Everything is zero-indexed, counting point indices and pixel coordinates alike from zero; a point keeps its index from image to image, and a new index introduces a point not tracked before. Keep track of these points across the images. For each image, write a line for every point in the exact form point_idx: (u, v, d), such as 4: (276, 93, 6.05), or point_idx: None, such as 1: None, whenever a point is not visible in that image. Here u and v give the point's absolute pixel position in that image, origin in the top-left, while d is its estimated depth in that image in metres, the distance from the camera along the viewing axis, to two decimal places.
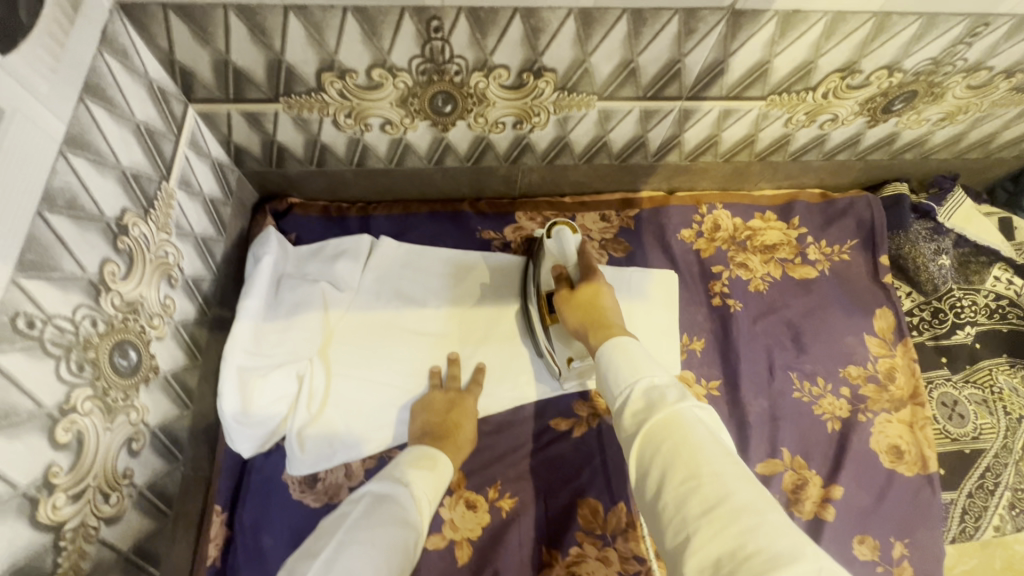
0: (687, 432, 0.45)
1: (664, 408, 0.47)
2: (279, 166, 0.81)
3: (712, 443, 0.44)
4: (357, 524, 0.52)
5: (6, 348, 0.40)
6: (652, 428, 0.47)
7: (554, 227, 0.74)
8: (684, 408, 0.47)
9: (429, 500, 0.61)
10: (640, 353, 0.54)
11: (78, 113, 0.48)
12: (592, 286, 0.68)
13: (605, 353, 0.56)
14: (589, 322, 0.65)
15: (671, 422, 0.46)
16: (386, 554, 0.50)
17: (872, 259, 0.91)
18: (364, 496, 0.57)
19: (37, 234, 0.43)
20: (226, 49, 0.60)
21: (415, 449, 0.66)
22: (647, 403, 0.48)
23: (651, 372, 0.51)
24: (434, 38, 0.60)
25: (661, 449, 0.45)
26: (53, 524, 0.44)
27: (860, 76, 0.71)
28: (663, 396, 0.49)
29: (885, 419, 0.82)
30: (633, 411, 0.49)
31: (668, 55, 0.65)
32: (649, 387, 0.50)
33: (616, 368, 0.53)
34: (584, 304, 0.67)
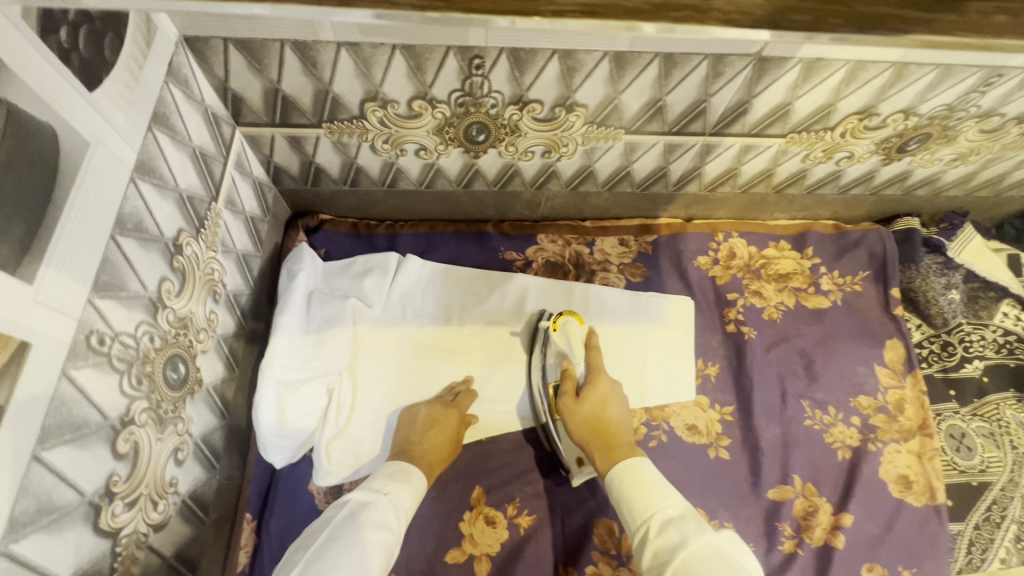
0: (714, 571, 0.49)
1: (688, 544, 0.52)
2: (314, 186, 0.84)
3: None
4: (341, 529, 0.57)
5: (81, 364, 0.43)
6: (681, 565, 0.51)
7: (562, 320, 0.83)
8: (707, 543, 0.52)
9: (409, 509, 0.64)
10: (654, 479, 0.60)
11: (146, 141, 0.51)
12: (598, 393, 0.75)
13: (617, 479, 0.62)
14: (599, 434, 0.70)
15: (698, 559, 0.51)
16: (366, 555, 0.56)
17: (884, 291, 0.94)
18: (346, 503, 0.61)
19: (110, 256, 0.46)
20: (278, 79, 0.63)
21: (391, 462, 0.68)
22: (668, 541, 0.54)
23: (662, 499, 0.58)
24: (475, 74, 0.64)
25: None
26: (111, 530, 0.47)
27: (877, 118, 0.74)
28: (683, 532, 0.54)
29: (893, 449, 0.84)
30: (658, 548, 0.54)
31: (695, 95, 0.68)
32: (668, 521, 0.56)
33: (627, 497, 0.60)
34: (589, 417, 0.72)
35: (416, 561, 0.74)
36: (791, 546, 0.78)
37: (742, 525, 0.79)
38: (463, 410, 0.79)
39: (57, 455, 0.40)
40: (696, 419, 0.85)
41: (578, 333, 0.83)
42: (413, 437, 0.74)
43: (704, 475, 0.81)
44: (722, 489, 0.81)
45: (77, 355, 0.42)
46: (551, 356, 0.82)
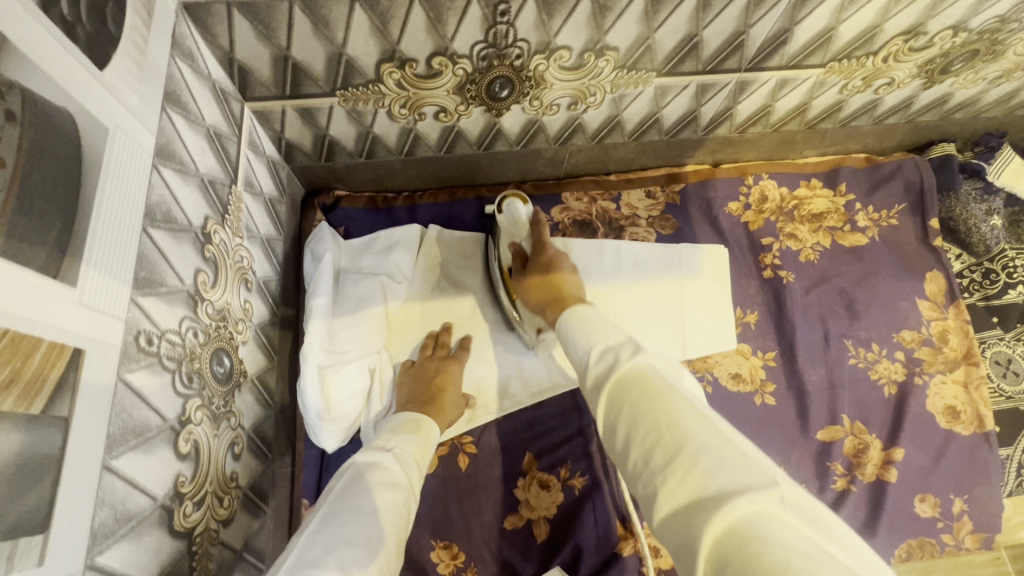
0: (647, 384, 0.43)
1: (621, 365, 0.46)
2: (329, 160, 0.80)
3: (671, 390, 0.42)
4: (343, 495, 0.51)
5: (135, 366, 0.40)
6: (615, 386, 0.46)
7: (505, 202, 0.80)
8: (643, 363, 0.46)
9: (418, 463, 0.60)
10: (597, 317, 0.55)
11: (162, 123, 0.47)
12: (544, 259, 0.72)
13: (565, 321, 0.57)
14: (547, 291, 0.67)
15: (635, 376, 0.45)
16: (378, 514, 0.49)
17: (921, 222, 0.91)
18: (348, 469, 0.55)
19: (145, 251, 0.43)
20: (288, 44, 0.58)
21: (395, 418, 0.65)
22: (605, 365, 0.48)
23: (604, 333, 0.51)
24: (499, 22, 0.59)
25: (625, 403, 0.44)
26: (185, 530, 0.46)
27: (924, 38, 0.70)
28: (618, 355, 0.48)
29: (939, 380, 0.83)
30: (597, 373, 0.48)
31: (734, 27, 0.64)
32: (606, 347, 0.50)
33: (576, 335, 0.54)
34: (537, 278, 0.70)
35: (476, 531, 0.74)
36: (844, 484, 0.78)
37: (795, 468, 0.79)
38: (461, 364, 0.77)
39: (123, 462, 0.38)
40: (739, 367, 0.84)
41: (522, 213, 0.79)
42: (420, 385, 0.72)
43: (753, 424, 0.81)
44: (771, 435, 0.81)
45: (129, 357, 0.40)
46: (503, 242, 0.79)
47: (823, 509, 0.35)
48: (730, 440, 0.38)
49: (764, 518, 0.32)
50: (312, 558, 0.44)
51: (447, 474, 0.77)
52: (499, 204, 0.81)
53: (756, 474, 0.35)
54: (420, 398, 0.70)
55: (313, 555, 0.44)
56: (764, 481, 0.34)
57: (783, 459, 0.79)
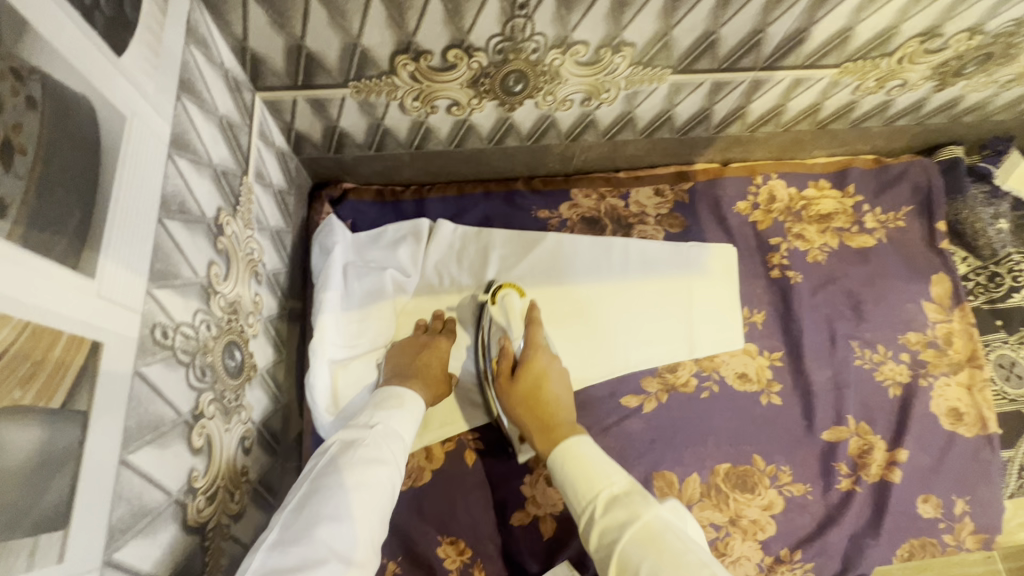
0: (659, 547, 0.49)
1: (633, 521, 0.52)
2: (338, 152, 0.79)
3: (685, 554, 0.48)
4: (325, 471, 0.53)
5: (150, 359, 0.40)
6: (626, 546, 0.51)
7: (500, 292, 0.78)
8: (654, 517, 0.51)
9: (404, 436, 0.61)
10: (593, 455, 0.60)
11: (177, 112, 0.46)
12: (533, 371, 0.71)
13: (557, 466, 0.60)
14: (536, 415, 0.67)
15: (648, 530, 0.50)
16: (360, 492, 0.52)
17: (928, 224, 0.91)
18: (331, 444, 0.56)
19: (161, 242, 0.42)
20: (302, 33, 0.57)
21: (380, 392, 0.65)
22: (615, 519, 0.53)
23: (608, 475, 0.57)
24: (517, 15, 0.58)
25: (640, 566, 0.49)
26: (198, 526, 0.45)
27: (940, 39, 0.70)
28: (629, 506, 0.53)
29: (944, 382, 0.84)
30: (604, 527, 0.54)
31: (752, 25, 0.64)
32: (613, 495, 0.55)
33: (572, 481, 0.58)
34: (525, 397, 0.69)
35: (483, 527, 0.74)
36: (848, 484, 0.79)
37: (799, 468, 0.79)
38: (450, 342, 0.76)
39: (140, 456, 0.38)
40: (746, 367, 0.84)
41: (517, 306, 0.77)
42: (405, 362, 0.71)
43: (759, 423, 0.81)
44: (777, 435, 0.81)
45: (146, 350, 0.39)
46: (492, 335, 0.77)
47: None
48: None
49: None
50: (297, 534, 0.47)
51: (453, 470, 0.77)
52: (493, 293, 0.78)
53: None
54: (405, 372, 0.70)
55: (297, 530, 0.47)
56: None
57: (788, 458, 0.80)
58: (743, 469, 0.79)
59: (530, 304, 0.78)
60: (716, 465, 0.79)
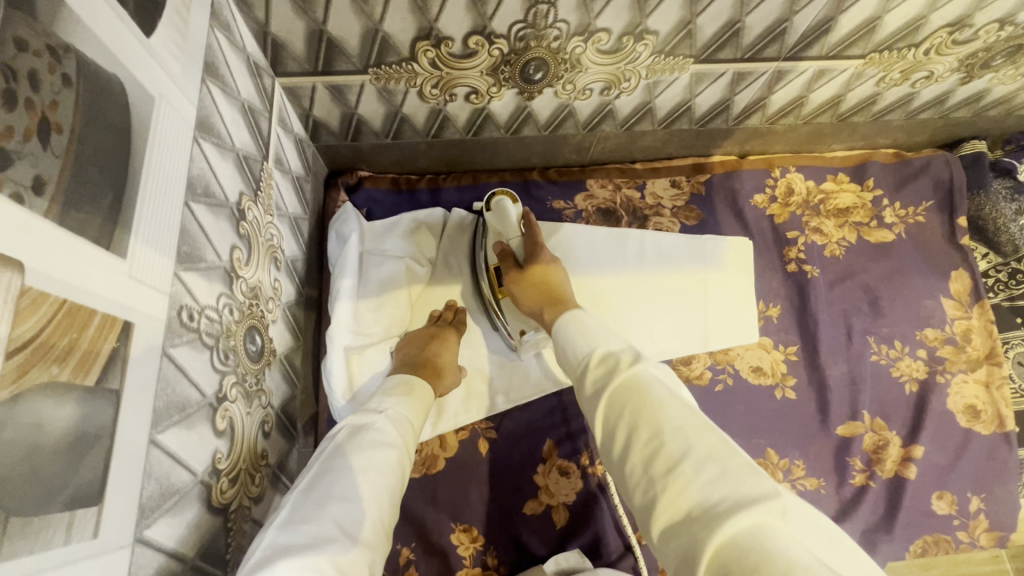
0: (647, 392, 0.44)
1: (624, 370, 0.46)
2: (354, 140, 0.79)
3: (674, 400, 0.43)
4: (334, 456, 0.52)
5: (177, 342, 0.40)
6: (615, 390, 0.46)
7: (493, 199, 0.75)
8: (641, 369, 0.46)
9: (413, 422, 0.60)
10: (595, 322, 0.55)
11: (202, 95, 0.46)
12: (541, 261, 0.71)
13: (560, 326, 0.58)
14: (544, 295, 0.67)
15: (633, 382, 0.45)
16: (370, 472, 0.50)
17: (948, 220, 0.90)
18: (341, 431, 0.56)
19: (187, 225, 0.42)
20: (324, 18, 0.57)
21: (390, 379, 0.65)
22: (607, 369, 0.48)
23: (605, 337, 0.52)
24: (541, 2, 0.58)
25: (626, 407, 0.44)
26: (221, 507, 0.46)
27: (969, 30, 0.68)
28: (619, 362, 0.48)
29: (961, 379, 0.83)
30: (597, 377, 0.49)
31: (778, 14, 0.63)
32: (607, 352, 0.50)
33: (572, 341, 0.54)
34: (533, 282, 0.69)
35: (496, 515, 0.75)
36: (862, 479, 0.78)
37: (813, 463, 0.79)
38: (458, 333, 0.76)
39: (168, 437, 0.38)
40: (761, 361, 0.84)
41: (511, 214, 0.74)
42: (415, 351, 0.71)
43: (773, 416, 0.81)
44: (791, 429, 0.81)
45: (173, 333, 0.39)
46: (494, 237, 0.76)
47: (819, 513, 0.37)
48: (729, 450, 0.39)
49: (763, 530, 0.34)
50: (306, 513, 0.46)
51: (467, 458, 0.77)
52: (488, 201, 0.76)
53: (758, 483, 0.37)
54: (414, 359, 0.70)
55: (306, 509, 0.46)
56: (767, 490, 0.36)
57: (802, 453, 0.79)
58: (757, 463, 0.79)
59: (524, 212, 0.76)
60: None
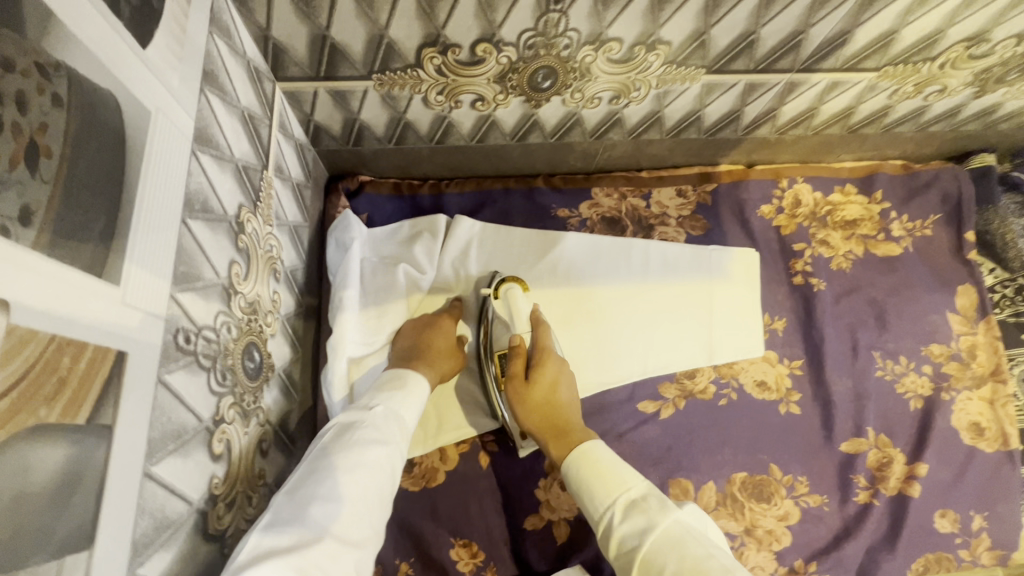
0: (685, 548, 0.49)
1: (654, 528, 0.51)
2: (356, 145, 0.77)
3: (709, 558, 0.48)
4: (322, 454, 0.52)
5: (173, 367, 0.38)
6: (649, 552, 0.50)
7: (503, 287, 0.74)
8: (673, 523, 0.51)
9: (405, 418, 0.60)
10: (609, 458, 0.59)
11: (200, 106, 0.44)
12: (547, 375, 0.69)
13: (575, 467, 0.59)
14: (549, 420, 0.66)
15: (670, 537, 0.50)
16: (357, 474, 0.51)
17: (956, 234, 0.89)
18: (331, 427, 0.55)
19: (184, 243, 0.41)
20: (327, 24, 0.55)
21: (384, 374, 0.65)
22: (634, 526, 0.53)
23: (624, 477, 0.57)
24: (552, 10, 0.56)
25: (665, 567, 0.48)
26: (217, 533, 0.44)
27: (986, 45, 0.67)
28: (646, 510, 0.53)
29: (966, 396, 0.83)
30: (625, 533, 0.53)
31: (794, 26, 0.61)
32: (629, 500, 0.55)
33: (590, 486, 0.57)
34: (538, 403, 0.67)
35: (497, 530, 0.74)
36: (866, 497, 0.78)
37: (817, 479, 0.78)
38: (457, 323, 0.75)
39: (163, 467, 0.36)
40: (765, 375, 0.83)
41: (523, 307, 0.73)
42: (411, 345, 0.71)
43: (777, 432, 0.80)
44: (795, 444, 0.80)
45: (169, 357, 0.38)
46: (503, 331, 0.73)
47: None
48: None
49: None
50: (290, 514, 0.46)
51: (468, 472, 0.76)
52: (497, 287, 0.74)
53: None
54: (411, 353, 0.70)
55: (292, 510, 0.46)
56: None
57: (805, 469, 0.79)
58: (760, 479, 0.78)
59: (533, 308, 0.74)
60: (733, 474, 0.78)
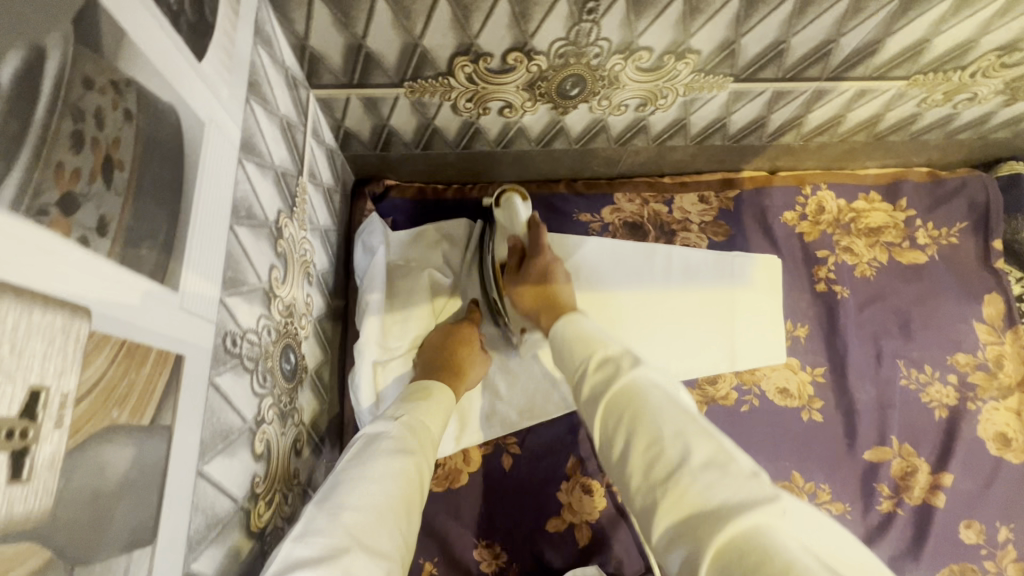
0: (643, 398, 0.43)
1: (619, 378, 0.46)
2: (383, 150, 0.78)
3: (669, 404, 0.42)
4: (350, 465, 0.50)
5: (222, 369, 0.39)
6: (615, 393, 0.45)
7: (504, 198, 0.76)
8: (640, 374, 0.46)
9: (430, 427, 0.59)
10: (588, 326, 0.56)
11: (246, 116, 0.46)
12: (541, 262, 0.70)
13: (559, 327, 0.59)
14: (541, 301, 0.67)
15: (631, 389, 0.45)
16: (385, 480, 0.48)
17: (983, 243, 0.89)
18: (358, 439, 0.54)
19: (232, 249, 0.42)
20: (363, 33, 0.56)
21: (408, 387, 0.65)
22: (603, 376, 0.48)
23: (603, 344, 0.52)
24: (584, 20, 0.56)
25: (626, 409, 0.43)
26: (258, 530, 0.45)
27: (1019, 54, 0.67)
28: (616, 367, 0.48)
29: (993, 407, 0.82)
30: (594, 383, 0.48)
31: (824, 35, 0.61)
32: (606, 356, 0.50)
33: (570, 349, 0.55)
34: (532, 289, 0.69)
35: (519, 532, 0.74)
36: (889, 506, 0.78)
37: (840, 487, 0.78)
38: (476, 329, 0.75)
39: (213, 466, 0.38)
40: (788, 382, 0.83)
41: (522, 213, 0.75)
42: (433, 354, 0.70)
43: (799, 439, 0.80)
44: (818, 452, 0.79)
45: (218, 360, 0.39)
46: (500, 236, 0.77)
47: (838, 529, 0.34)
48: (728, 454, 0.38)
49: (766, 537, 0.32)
50: (318, 524, 0.43)
51: (491, 474, 0.77)
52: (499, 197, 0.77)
53: (758, 490, 0.35)
54: (434, 363, 0.69)
55: (320, 519, 0.43)
56: (767, 494, 0.34)
57: (828, 477, 0.78)
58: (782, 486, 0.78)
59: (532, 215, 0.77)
60: None
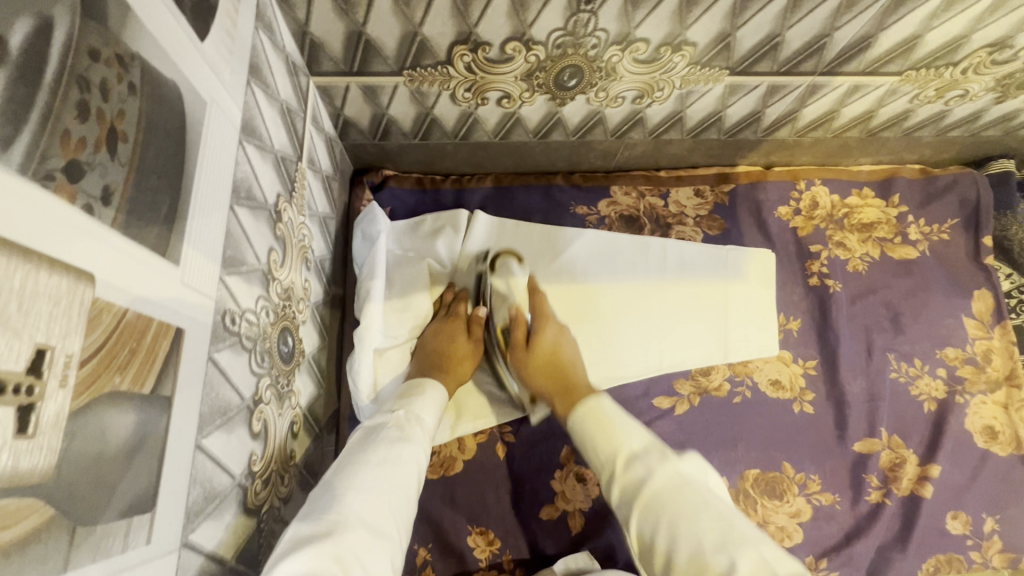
0: (683, 498, 0.46)
1: (654, 476, 0.49)
2: (382, 139, 0.79)
3: (706, 507, 0.45)
4: (352, 453, 0.52)
5: (221, 345, 0.40)
6: (652, 494, 0.48)
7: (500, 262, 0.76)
8: (672, 472, 0.49)
9: (428, 416, 0.61)
10: (610, 408, 0.57)
11: (247, 99, 0.46)
12: (546, 339, 0.70)
13: (578, 418, 0.58)
14: (554, 381, 0.67)
15: (671, 484, 0.48)
16: (387, 468, 0.50)
17: (973, 240, 0.90)
18: (358, 430, 0.56)
19: (232, 228, 0.42)
20: (364, 21, 0.57)
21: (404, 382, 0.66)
22: (635, 476, 0.50)
23: (626, 433, 0.54)
24: (582, 11, 0.57)
25: (662, 517, 0.46)
26: (255, 508, 0.46)
27: (1009, 51, 0.68)
28: (648, 464, 0.50)
29: (981, 400, 0.83)
30: (625, 484, 0.51)
31: (819, 29, 0.62)
32: (631, 452, 0.52)
33: (591, 435, 0.56)
34: (542, 363, 0.69)
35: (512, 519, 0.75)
36: (878, 497, 0.79)
37: (830, 478, 0.79)
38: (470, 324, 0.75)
39: (211, 440, 0.38)
40: (780, 374, 0.84)
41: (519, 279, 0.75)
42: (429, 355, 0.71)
43: (791, 430, 0.81)
44: (809, 443, 0.80)
45: (218, 336, 0.40)
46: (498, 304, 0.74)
47: None
48: (769, 560, 0.41)
49: None
50: (324, 505, 0.45)
51: (485, 462, 0.77)
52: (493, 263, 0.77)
53: None
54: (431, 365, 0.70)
55: (325, 501, 0.45)
56: None
57: (818, 467, 0.79)
58: (773, 476, 0.78)
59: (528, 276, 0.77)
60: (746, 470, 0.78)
